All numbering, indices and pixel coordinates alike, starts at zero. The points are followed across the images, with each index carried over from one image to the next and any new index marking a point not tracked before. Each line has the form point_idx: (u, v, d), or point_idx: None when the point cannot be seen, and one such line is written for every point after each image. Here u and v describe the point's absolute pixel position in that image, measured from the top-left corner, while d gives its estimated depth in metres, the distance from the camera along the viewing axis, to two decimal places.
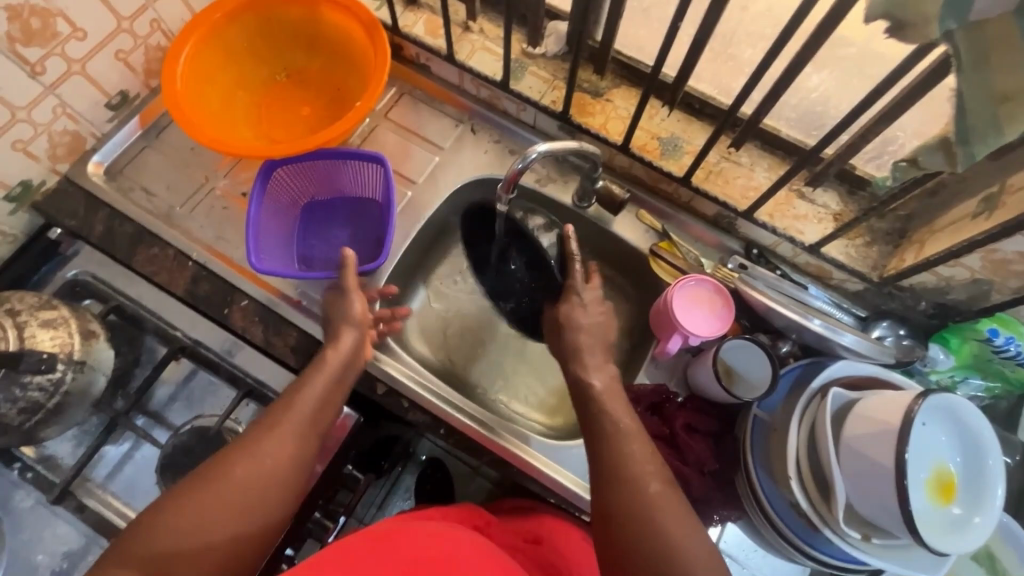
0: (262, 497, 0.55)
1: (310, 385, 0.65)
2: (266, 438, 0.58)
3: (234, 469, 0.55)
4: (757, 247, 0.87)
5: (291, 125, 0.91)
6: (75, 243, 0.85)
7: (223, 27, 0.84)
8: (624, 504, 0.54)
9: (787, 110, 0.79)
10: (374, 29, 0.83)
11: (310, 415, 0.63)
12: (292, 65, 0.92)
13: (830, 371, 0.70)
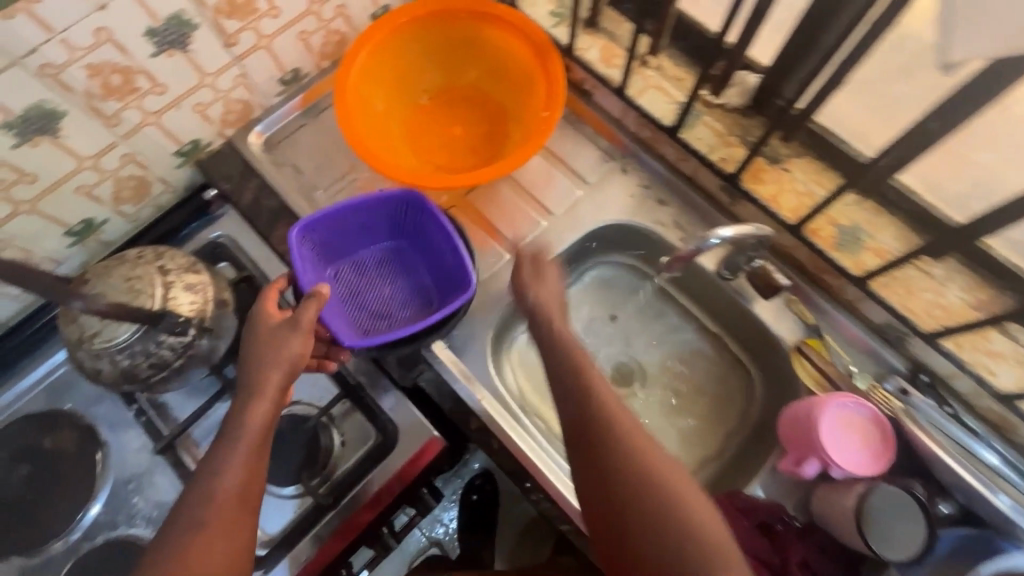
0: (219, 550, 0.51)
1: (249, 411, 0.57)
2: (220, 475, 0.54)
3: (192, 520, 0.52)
4: (926, 372, 0.74)
5: (443, 146, 0.89)
6: (224, 206, 0.88)
7: (392, 41, 0.83)
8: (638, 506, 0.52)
9: (1014, 230, 0.65)
10: (548, 51, 0.81)
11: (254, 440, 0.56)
12: (434, 85, 0.90)
13: (1008, 560, 0.58)
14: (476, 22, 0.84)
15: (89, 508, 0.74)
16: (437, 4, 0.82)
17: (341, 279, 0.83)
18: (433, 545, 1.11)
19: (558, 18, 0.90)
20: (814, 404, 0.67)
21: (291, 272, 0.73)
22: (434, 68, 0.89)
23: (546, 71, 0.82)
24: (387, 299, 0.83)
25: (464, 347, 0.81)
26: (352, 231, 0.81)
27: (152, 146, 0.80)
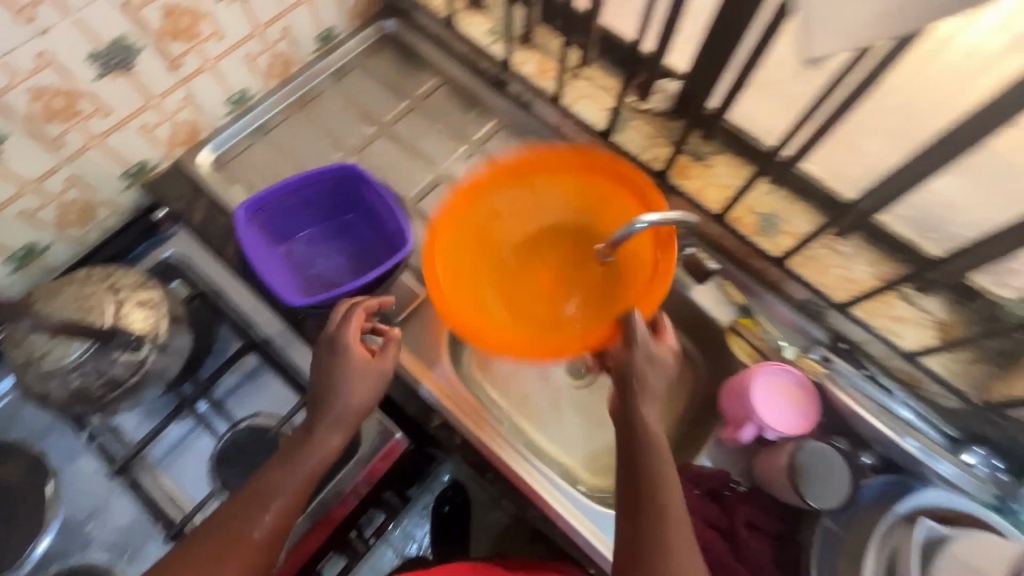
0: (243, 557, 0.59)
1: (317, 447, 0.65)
2: (235, 517, 0.60)
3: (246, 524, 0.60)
4: (846, 341, 0.81)
5: (551, 296, 0.81)
6: (174, 226, 0.88)
7: (484, 192, 0.80)
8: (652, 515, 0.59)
9: (904, 207, 0.74)
10: (664, 240, 0.72)
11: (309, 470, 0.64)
12: (544, 222, 0.84)
13: (916, 497, 0.65)
14: (590, 171, 0.80)
15: (39, 541, 0.71)
16: (518, 161, 0.79)
17: (294, 252, 0.88)
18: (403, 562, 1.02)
19: (495, 37, 0.99)
20: (744, 374, 0.73)
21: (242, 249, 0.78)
22: (535, 193, 0.83)
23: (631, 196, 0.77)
24: (338, 265, 0.87)
25: (423, 349, 0.83)
26: (289, 213, 0.85)
27: (97, 168, 0.81)
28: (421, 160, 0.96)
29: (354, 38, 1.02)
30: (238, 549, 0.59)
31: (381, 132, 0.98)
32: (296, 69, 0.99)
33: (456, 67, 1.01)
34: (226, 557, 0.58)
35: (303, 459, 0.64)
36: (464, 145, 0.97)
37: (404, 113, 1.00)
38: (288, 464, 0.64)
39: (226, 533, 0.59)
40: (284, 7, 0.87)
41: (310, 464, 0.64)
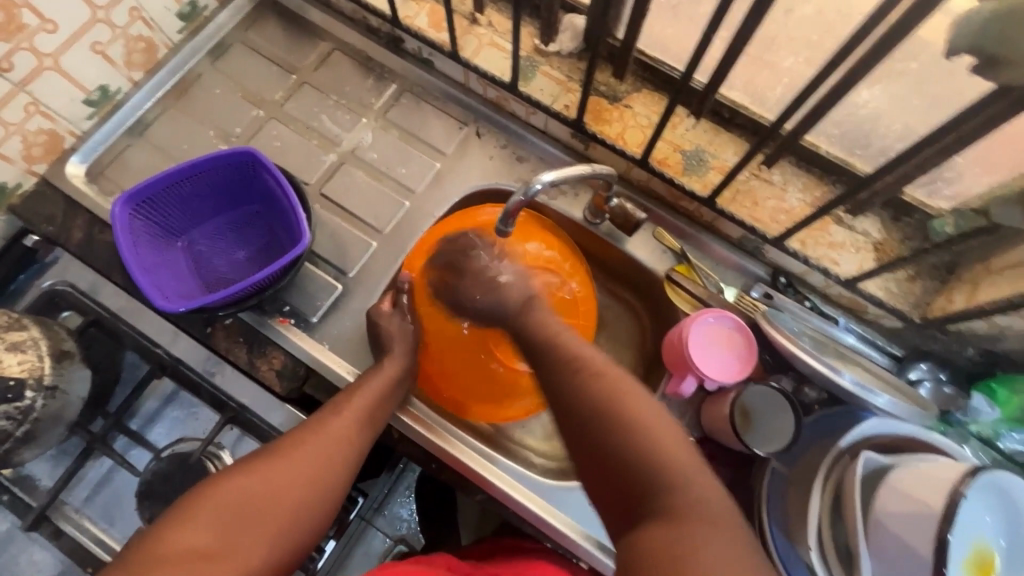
0: (313, 478, 0.61)
1: (374, 379, 0.69)
2: (330, 422, 0.65)
3: (302, 445, 0.62)
4: (785, 274, 0.78)
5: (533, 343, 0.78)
6: (55, 249, 0.79)
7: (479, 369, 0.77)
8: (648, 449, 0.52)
9: (830, 126, 0.69)
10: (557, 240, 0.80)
11: (371, 405, 0.68)
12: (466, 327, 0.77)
13: (861, 429, 0.62)
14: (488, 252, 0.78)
15: None
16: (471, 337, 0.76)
17: (195, 248, 0.78)
18: (399, 544, 0.87)
19: None
20: (683, 323, 0.70)
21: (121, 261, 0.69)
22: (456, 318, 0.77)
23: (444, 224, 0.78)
24: (240, 260, 0.78)
25: (347, 344, 0.78)
26: (181, 206, 0.75)
27: None
28: (321, 139, 0.87)
29: (225, 10, 0.91)
30: (328, 448, 0.63)
31: (272, 114, 0.88)
32: (163, 54, 0.88)
33: (347, 30, 0.91)
34: (325, 454, 0.63)
35: (373, 378, 0.69)
36: (366, 116, 0.88)
37: (295, 88, 0.90)
38: (357, 387, 0.69)
39: (316, 438, 0.63)
40: None
41: (379, 384, 0.69)
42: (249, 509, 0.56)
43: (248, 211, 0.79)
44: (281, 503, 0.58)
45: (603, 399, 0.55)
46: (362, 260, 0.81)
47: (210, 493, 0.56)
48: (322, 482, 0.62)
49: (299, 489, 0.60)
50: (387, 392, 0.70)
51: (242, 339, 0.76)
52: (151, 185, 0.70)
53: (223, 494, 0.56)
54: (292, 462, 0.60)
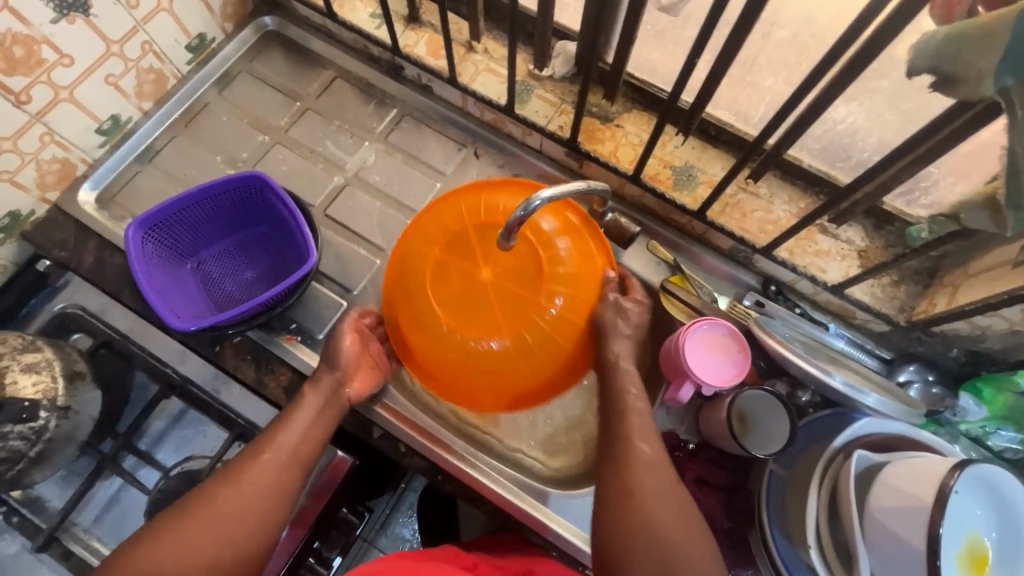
0: (242, 522, 0.57)
1: (301, 409, 0.66)
2: (249, 466, 0.61)
3: (223, 491, 0.59)
4: (775, 283, 0.82)
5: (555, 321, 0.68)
6: (65, 274, 0.81)
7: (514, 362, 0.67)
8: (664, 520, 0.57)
9: (810, 140, 0.73)
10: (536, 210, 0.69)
11: (298, 436, 0.64)
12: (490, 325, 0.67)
13: (853, 430, 0.65)
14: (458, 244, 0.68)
15: None
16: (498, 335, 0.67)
17: (204, 269, 0.81)
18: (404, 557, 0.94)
19: (380, 18, 0.90)
20: (678, 332, 0.72)
21: (133, 280, 0.71)
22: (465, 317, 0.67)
23: (415, 227, 0.70)
24: (248, 280, 0.81)
25: None
26: (191, 229, 0.77)
27: None
28: (326, 163, 0.90)
29: (231, 42, 0.95)
30: (251, 492, 0.59)
31: (277, 139, 0.92)
32: (172, 85, 0.91)
33: (349, 59, 0.95)
34: (249, 495, 0.59)
35: (301, 410, 0.66)
36: (368, 140, 0.92)
37: (299, 114, 0.93)
38: (280, 421, 0.65)
39: (232, 486, 0.59)
40: (138, 19, 0.79)
41: (305, 416, 0.66)
42: (174, 574, 0.53)
43: (255, 232, 0.82)
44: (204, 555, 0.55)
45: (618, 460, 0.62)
46: (366, 277, 0.84)
47: (132, 556, 0.54)
48: (249, 529, 0.58)
49: (228, 531, 0.56)
50: (311, 425, 0.66)
51: (249, 357, 0.78)
52: (163, 209, 0.72)
53: (142, 561, 0.53)
54: (222, 504, 0.57)
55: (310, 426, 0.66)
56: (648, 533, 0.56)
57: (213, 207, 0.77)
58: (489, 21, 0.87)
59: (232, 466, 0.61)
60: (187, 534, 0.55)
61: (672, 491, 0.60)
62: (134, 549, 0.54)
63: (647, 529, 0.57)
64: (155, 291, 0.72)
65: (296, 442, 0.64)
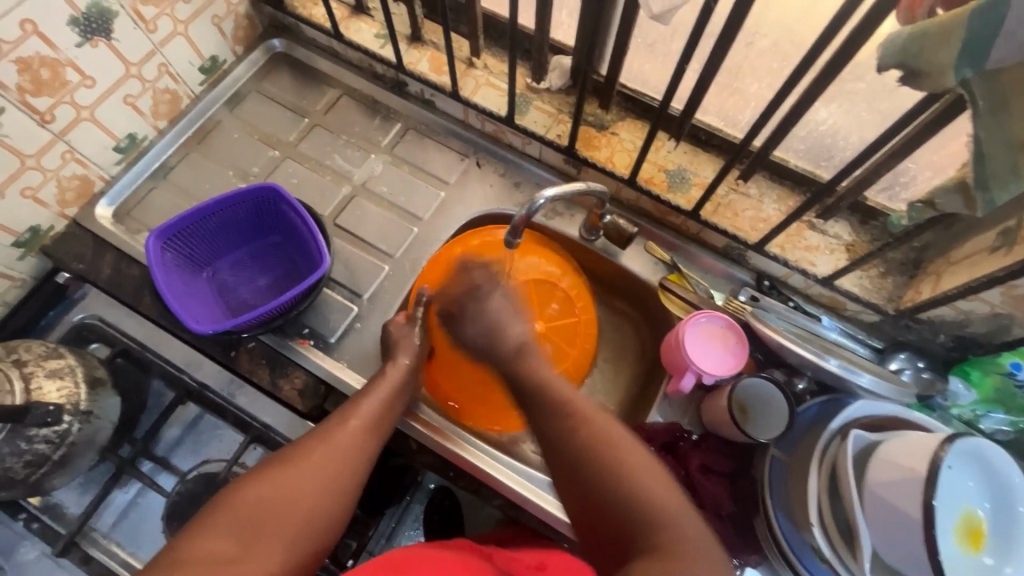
0: (331, 482, 0.61)
1: (376, 390, 0.71)
2: (340, 430, 0.66)
3: (313, 451, 0.63)
4: (768, 278, 0.85)
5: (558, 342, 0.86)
6: (84, 287, 0.85)
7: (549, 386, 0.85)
8: (592, 470, 0.57)
9: (795, 141, 0.78)
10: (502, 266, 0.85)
11: (377, 412, 0.69)
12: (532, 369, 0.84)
13: (848, 412, 0.68)
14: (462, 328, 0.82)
15: None
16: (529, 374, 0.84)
17: (219, 277, 0.84)
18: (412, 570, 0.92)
19: (384, 38, 0.95)
20: (679, 326, 0.76)
21: (154, 287, 0.74)
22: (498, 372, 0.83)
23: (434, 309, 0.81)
24: (261, 287, 0.84)
25: (363, 362, 0.82)
26: (208, 239, 0.81)
27: None
28: (334, 175, 0.94)
29: (241, 64, 0.99)
30: (339, 453, 0.63)
31: (287, 153, 0.96)
32: (185, 104, 0.95)
33: (354, 77, 1.00)
34: (337, 460, 0.63)
35: (380, 383, 0.72)
36: (374, 152, 0.96)
37: (308, 130, 0.98)
38: (360, 395, 0.70)
39: (325, 446, 0.63)
40: (156, 42, 0.84)
41: (384, 389, 0.71)
42: (268, 518, 0.56)
43: (269, 241, 0.85)
44: (294, 506, 0.58)
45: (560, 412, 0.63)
46: (375, 282, 0.87)
47: (237, 500, 0.57)
48: (337, 485, 0.62)
49: (316, 489, 0.60)
50: (393, 397, 0.72)
51: (265, 362, 0.79)
52: (182, 220, 0.75)
53: (242, 501, 0.56)
54: (312, 465, 0.61)
55: (387, 403, 0.71)
56: (602, 465, 0.57)
57: (229, 217, 0.80)
58: (488, 39, 0.92)
59: (320, 431, 0.65)
60: (276, 486, 0.58)
61: (627, 427, 0.61)
62: (231, 496, 0.57)
63: (592, 460, 0.58)
64: (175, 297, 0.75)
65: (374, 414, 0.69)
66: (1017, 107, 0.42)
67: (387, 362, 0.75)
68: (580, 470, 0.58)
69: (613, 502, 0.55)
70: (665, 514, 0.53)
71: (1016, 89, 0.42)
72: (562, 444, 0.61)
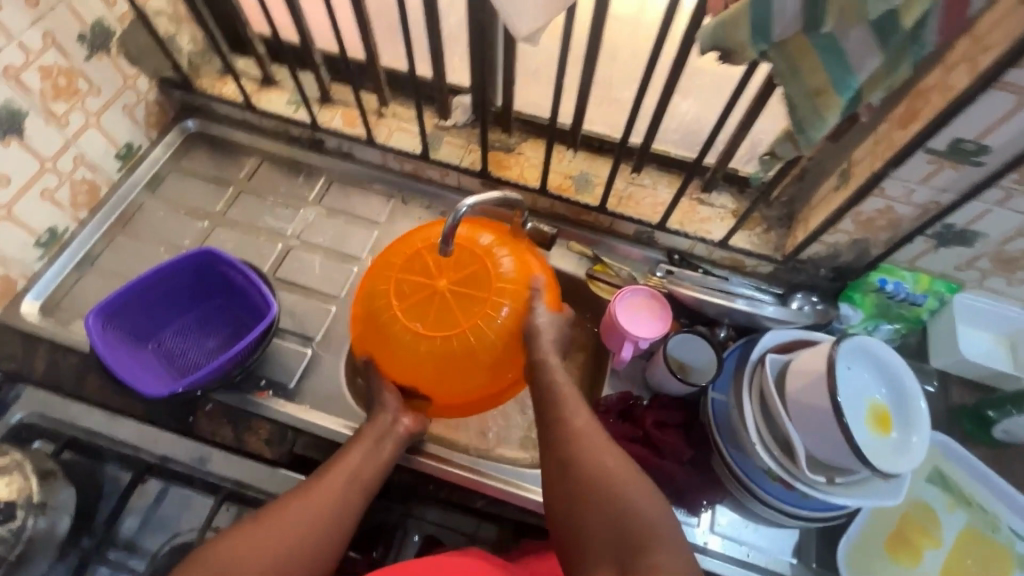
0: (310, 530, 0.64)
1: (353, 449, 0.72)
2: (321, 480, 0.69)
3: (294, 502, 0.66)
4: (677, 252, 0.96)
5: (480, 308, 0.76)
6: (15, 388, 0.81)
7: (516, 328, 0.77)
8: (587, 489, 0.61)
9: (670, 133, 0.92)
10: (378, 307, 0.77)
11: (358, 464, 0.71)
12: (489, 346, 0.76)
13: (763, 342, 0.78)
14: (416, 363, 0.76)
15: None
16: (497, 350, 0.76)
17: (165, 347, 0.84)
18: None
19: (296, 103, 1.02)
20: (610, 304, 0.85)
21: (100, 362, 0.73)
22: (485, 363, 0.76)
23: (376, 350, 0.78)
24: (210, 349, 0.84)
25: (325, 401, 0.84)
26: (146, 312, 0.81)
27: None
28: (268, 234, 0.98)
29: (158, 147, 1.03)
30: (316, 504, 0.66)
31: (216, 222, 0.99)
32: (105, 192, 0.97)
33: (273, 143, 1.06)
34: (317, 508, 0.66)
35: (364, 436, 0.74)
36: (303, 207, 1.01)
37: (234, 197, 1.01)
38: (351, 444, 0.74)
39: (303, 497, 0.67)
40: (69, 135, 0.86)
41: (369, 437, 0.74)
42: (235, 566, 0.59)
43: (213, 303, 0.87)
44: (261, 555, 0.61)
45: (579, 456, 0.64)
46: (325, 325, 0.90)
47: (216, 547, 0.60)
48: (301, 539, 0.63)
49: (283, 541, 0.62)
50: (375, 445, 0.74)
51: (225, 419, 0.79)
52: (124, 293, 0.77)
53: (217, 553, 0.60)
54: (294, 510, 0.65)
55: (358, 465, 0.71)
56: (600, 486, 0.61)
57: (170, 285, 0.82)
58: (393, 90, 1.02)
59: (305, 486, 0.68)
60: (251, 538, 0.62)
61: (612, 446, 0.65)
62: (207, 548, 0.61)
63: (588, 476, 0.62)
64: (126, 370, 0.75)
65: (352, 468, 0.71)
66: (804, 67, 0.56)
67: (370, 417, 0.77)
68: (585, 497, 0.61)
69: (611, 515, 0.58)
70: (642, 516, 0.57)
71: (799, 54, 0.55)
72: (566, 465, 0.64)
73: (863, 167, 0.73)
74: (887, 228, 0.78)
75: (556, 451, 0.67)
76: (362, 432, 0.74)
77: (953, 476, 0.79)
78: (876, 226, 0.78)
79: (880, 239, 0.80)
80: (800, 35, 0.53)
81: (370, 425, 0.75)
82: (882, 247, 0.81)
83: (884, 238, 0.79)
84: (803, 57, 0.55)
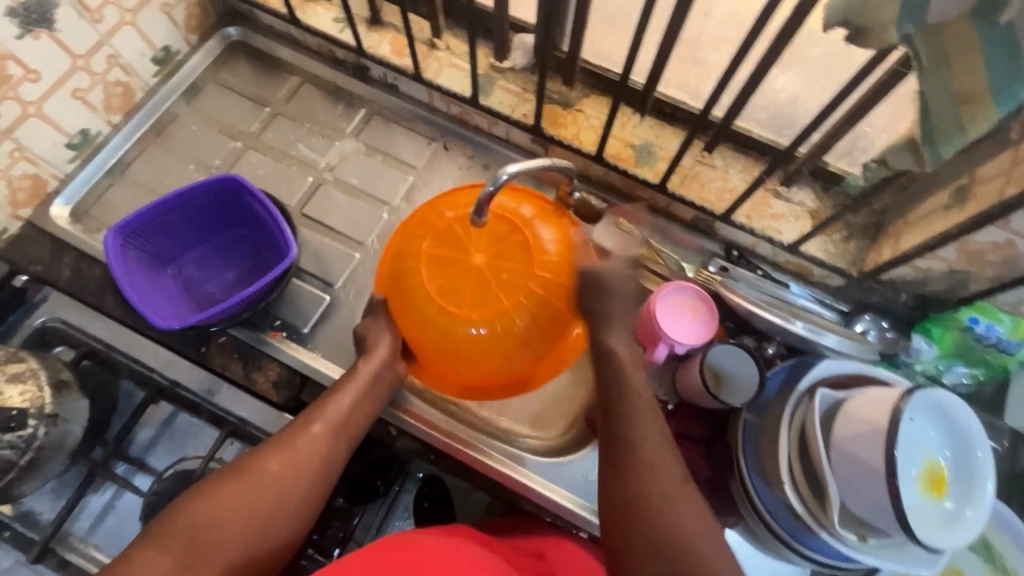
0: (293, 486, 0.63)
1: (337, 400, 0.70)
2: (302, 434, 0.66)
3: (273, 458, 0.64)
4: (737, 248, 0.86)
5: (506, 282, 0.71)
6: (43, 289, 0.81)
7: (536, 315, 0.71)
8: (650, 528, 0.56)
9: (757, 111, 0.79)
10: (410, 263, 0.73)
11: (343, 415, 0.70)
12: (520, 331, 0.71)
13: (817, 371, 0.70)
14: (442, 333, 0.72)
15: None
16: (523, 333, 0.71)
17: (185, 273, 0.82)
18: None
19: (343, 22, 0.93)
20: (651, 298, 0.76)
21: (116, 284, 0.72)
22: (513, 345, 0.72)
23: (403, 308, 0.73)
24: (230, 281, 0.82)
25: (337, 351, 0.81)
26: (168, 235, 0.79)
27: None
28: (299, 164, 0.93)
29: (197, 53, 0.97)
30: (298, 459, 0.65)
31: (249, 144, 0.94)
32: (140, 97, 0.92)
33: (315, 63, 0.98)
34: (299, 465, 0.64)
35: (349, 382, 0.72)
36: (339, 140, 0.94)
37: (270, 119, 0.95)
38: (336, 391, 0.72)
39: (284, 454, 0.64)
40: (103, 33, 0.81)
41: (355, 386, 0.72)
42: (217, 529, 0.58)
43: (236, 234, 0.84)
44: (246, 516, 0.59)
45: (650, 487, 0.58)
46: (346, 271, 0.86)
47: (191, 504, 0.58)
48: (285, 497, 0.62)
49: (267, 500, 0.61)
50: (361, 398, 0.71)
51: (236, 356, 0.79)
52: (144, 216, 0.74)
53: (194, 512, 0.58)
54: (275, 466, 0.63)
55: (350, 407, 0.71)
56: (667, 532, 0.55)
57: (193, 210, 0.78)
58: (450, 19, 0.91)
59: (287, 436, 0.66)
60: (231, 500, 0.59)
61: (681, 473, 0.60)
62: (184, 503, 0.58)
63: (654, 510, 0.57)
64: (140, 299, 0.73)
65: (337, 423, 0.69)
66: (955, 64, 0.43)
67: (360, 358, 0.75)
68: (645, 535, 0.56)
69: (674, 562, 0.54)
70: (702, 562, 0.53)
71: (954, 45, 0.43)
72: (630, 496, 0.58)
73: (989, 190, 0.60)
74: (997, 264, 0.65)
75: (624, 474, 0.60)
76: (354, 373, 0.72)
77: (999, 547, 0.73)
78: (984, 259, 0.66)
79: (985, 274, 0.68)
80: (964, 21, 0.41)
81: (361, 365, 0.73)
82: (984, 284, 0.69)
83: (991, 274, 0.67)
84: (959, 51, 0.43)
